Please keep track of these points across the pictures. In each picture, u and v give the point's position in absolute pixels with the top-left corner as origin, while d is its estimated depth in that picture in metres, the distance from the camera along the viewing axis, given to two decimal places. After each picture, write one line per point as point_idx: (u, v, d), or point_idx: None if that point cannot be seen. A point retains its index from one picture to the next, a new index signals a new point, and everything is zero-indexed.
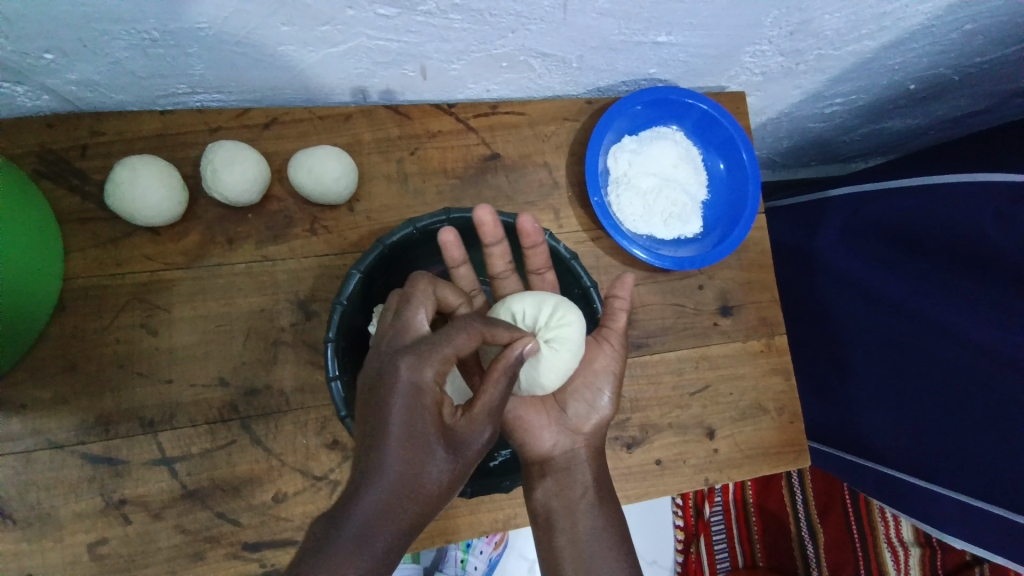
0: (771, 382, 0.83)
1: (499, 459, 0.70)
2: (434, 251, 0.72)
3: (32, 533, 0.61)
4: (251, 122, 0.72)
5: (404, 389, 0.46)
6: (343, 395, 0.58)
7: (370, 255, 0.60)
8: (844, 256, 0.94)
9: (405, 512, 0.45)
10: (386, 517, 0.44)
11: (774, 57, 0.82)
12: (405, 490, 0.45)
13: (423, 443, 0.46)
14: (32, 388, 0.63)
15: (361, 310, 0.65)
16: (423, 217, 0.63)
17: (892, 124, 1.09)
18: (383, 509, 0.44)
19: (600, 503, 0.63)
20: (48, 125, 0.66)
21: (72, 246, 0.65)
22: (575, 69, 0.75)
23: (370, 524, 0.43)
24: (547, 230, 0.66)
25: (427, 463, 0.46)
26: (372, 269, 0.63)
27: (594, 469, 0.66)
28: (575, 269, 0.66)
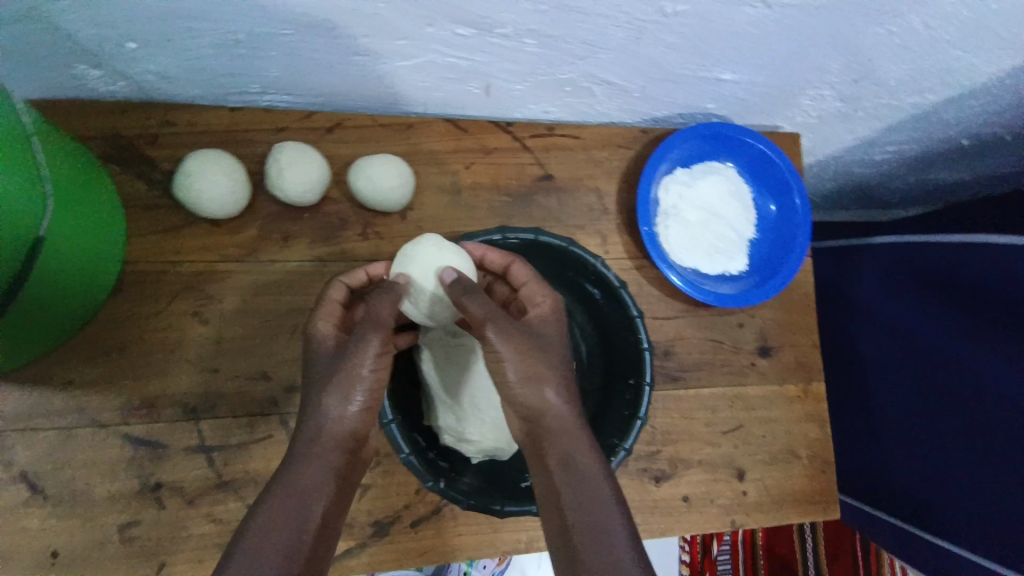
0: (805, 428, 0.81)
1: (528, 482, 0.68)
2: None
3: (65, 509, 0.62)
4: (315, 124, 0.73)
5: (313, 428, 0.53)
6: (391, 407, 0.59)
7: None
8: (884, 305, 0.93)
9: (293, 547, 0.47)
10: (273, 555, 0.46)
11: (832, 101, 0.82)
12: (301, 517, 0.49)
13: (313, 475, 0.51)
14: (84, 365, 0.64)
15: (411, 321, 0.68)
16: (480, 233, 0.65)
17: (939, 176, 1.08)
18: (275, 545, 0.47)
19: (582, 488, 0.51)
20: (121, 112, 0.68)
21: (134, 230, 0.67)
22: (635, 98, 0.76)
23: (262, 558, 0.46)
24: (598, 256, 0.67)
25: (316, 492, 0.51)
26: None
27: (565, 452, 0.53)
28: (623, 299, 0.66)
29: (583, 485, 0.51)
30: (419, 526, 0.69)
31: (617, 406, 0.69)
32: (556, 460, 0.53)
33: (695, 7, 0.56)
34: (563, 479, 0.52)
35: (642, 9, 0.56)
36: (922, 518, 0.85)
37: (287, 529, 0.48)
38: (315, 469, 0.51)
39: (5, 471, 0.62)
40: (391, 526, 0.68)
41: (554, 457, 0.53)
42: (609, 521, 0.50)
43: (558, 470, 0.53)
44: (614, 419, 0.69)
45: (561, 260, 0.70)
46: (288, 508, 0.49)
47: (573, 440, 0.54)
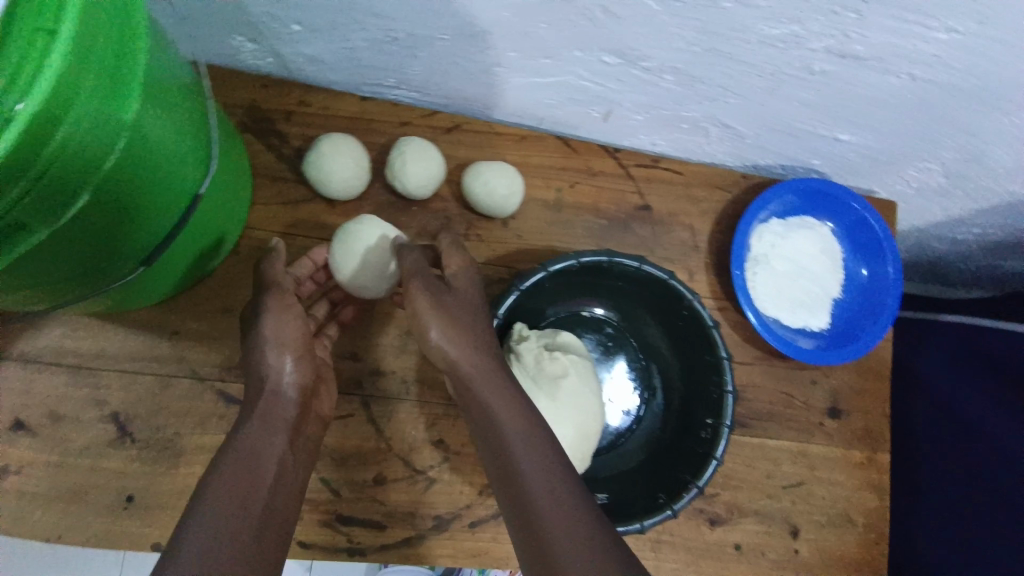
0: (864, 497, 0.80)
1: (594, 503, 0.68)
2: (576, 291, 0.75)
3: (151, 453, 0.64)
4: (436, 123, 0.76)
5: (264, 406, 0.56)
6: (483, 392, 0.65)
7: (532, 277, 0.65)
8: (953, 385, 0.90)
9: (246, 504, 0.48)
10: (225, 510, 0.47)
11: (935, 176, 0.82)
12: (248, 480, 0.50)
13: (267, 453, 0.53)
14: (193, 319, 0.67)
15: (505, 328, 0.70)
16: (588, 253, 0.66)
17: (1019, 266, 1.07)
18: (227, 504, 0.47)
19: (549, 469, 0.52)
20: (263, 86, 0.72)
21: (257, 198, 0.70)
22: (746, 144, 0.77)
23: (214, 510, 0.46)
24: (697, 293, 0.67)
25: (269, 453, 0.53)
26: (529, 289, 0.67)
27: (525, 438, 0.55)
28: (712, 338, 0.67)
29: (529, 474, 0.52)
30: (478, 528, 0.70)
31: (690, 444, 0.69)
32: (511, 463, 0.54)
33: (843, 70, 0.58)
34: (526, 460, 0.53)
35: (791, 64, 0.57)
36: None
37: (236, 489, 0.49)
38: (267, 442, 0.54)
39: (102, 408, 0.64)
40: (451, 522, 0.69)
41: (514, 442, 0.55)
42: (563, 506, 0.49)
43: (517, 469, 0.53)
44: (685, 455, 0.69)
45: (659, 293, 0.71)
46: (237, 470, 0.50)
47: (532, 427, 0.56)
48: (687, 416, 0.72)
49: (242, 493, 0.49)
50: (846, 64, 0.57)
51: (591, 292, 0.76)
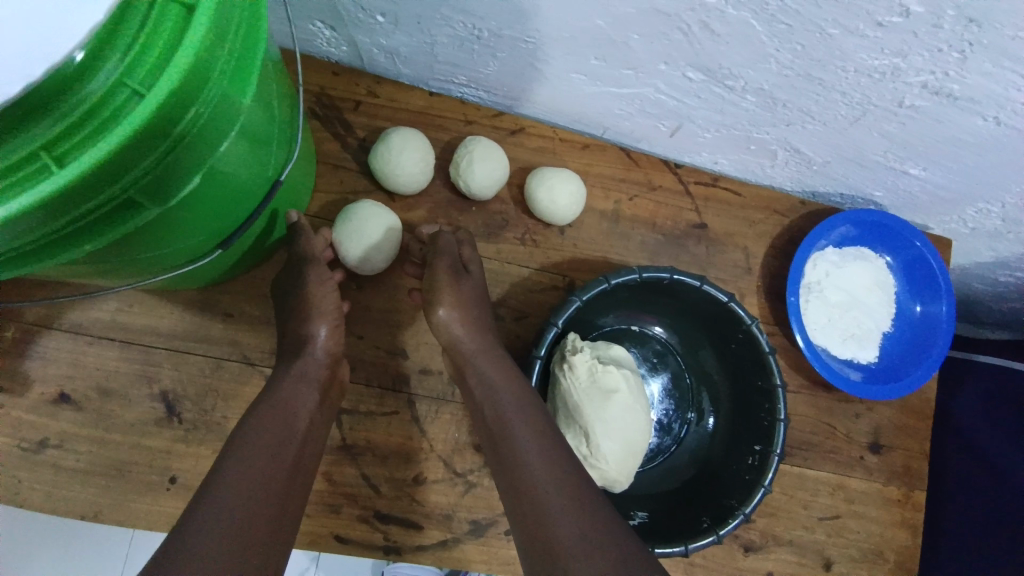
0: (898, 534, 0.80)
1: (634, 520, 0.68)
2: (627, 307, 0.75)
3: (195, 435, 0.64)
4: (502, 125, 0.75)
5: (300, 371, 0.57)
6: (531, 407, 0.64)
7: (594, 287, 0.64)
8: (989, 430, 0.89)
9: (272, 465, 0.49)
10: (252, 464, 0.47)
11: (994, 218, 0.82)
12: (277, 442, 0.51)
13: (297, 418, 0.54)
14: (246, 302, 0.66)
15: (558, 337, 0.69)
16: (651, 268, 0.66)
17: None
18: (256, 460, 0.48)
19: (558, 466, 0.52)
20: (334, 74, 0.72)
21: (320, 186, 0.69)
22: (810, 170, 0.77)
23: (239, 464, 0.47)
24: (757, 318, 0.67)
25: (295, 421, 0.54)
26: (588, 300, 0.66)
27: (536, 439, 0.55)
28: (768, 364, 0.66)
29: (537, 474, 0.52)
30: None
31: (736, 470, 0.69)
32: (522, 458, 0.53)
33: (932, 106, 0.58)
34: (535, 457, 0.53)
35: (884, 95, 0.57)
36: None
37: (265, 447, 0.49)
38: (299, 405, 0.55)
39: (150, 386, 0.64)
40: (488, 527, 0.68)
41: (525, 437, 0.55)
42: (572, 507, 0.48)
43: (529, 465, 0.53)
44: (731, 480, 0.68)
45: (715, 315, 0.70)
46: (267, 429, 0.51)
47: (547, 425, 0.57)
48: (734, 441, 0.71)
49: (270, 452, 0.49)
50: (937, 101, 0.57)
51: (642, 308, 0.75)
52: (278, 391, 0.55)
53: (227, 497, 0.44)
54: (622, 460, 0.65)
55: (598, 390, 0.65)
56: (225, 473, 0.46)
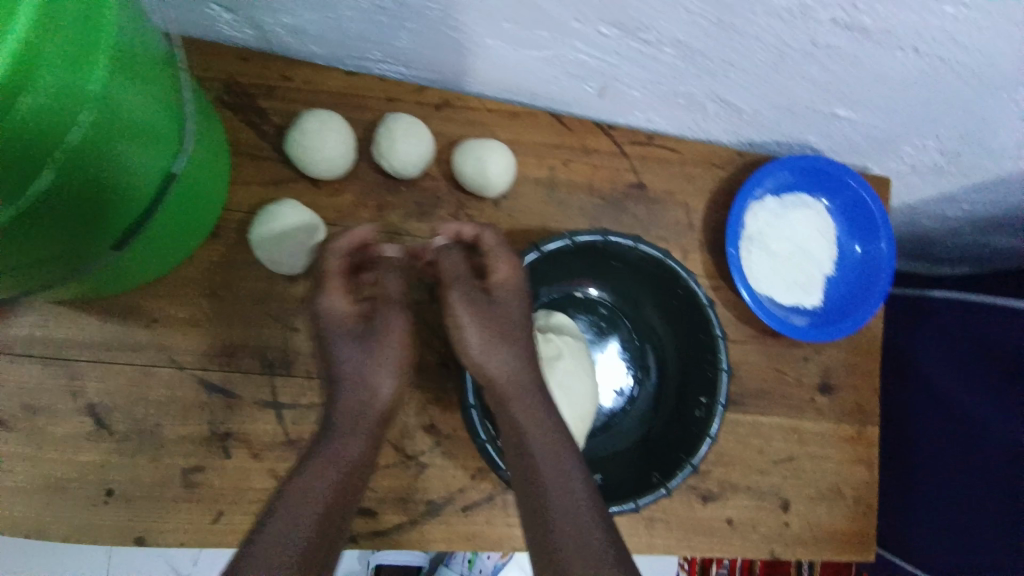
0: (854, 471, 0.81)
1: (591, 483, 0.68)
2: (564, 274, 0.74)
3: (131, 445, 0.63)
4: (426, 100, 0.72)
5: (340, 421, 0.61)
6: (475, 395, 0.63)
7: (527, 257, 0.64)
8: (941, 363, 0.90)
9: (326, 522, 0.55)
10: (305, 525, 0.54)
11: (932, 153, 0.81)
12: (330, 498, 0.56)
13: (354, 448, 0.61)
14: (171, 306, 0.65)
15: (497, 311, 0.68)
16: (583, 232, 0.65)
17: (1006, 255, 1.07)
18: (311, 494, 0.55)
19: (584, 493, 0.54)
20: (242, 59, 0.69)
21: (238, 178, 0.67)
22: (744, 120, 0.76)
23: (297, 526, 0.53)
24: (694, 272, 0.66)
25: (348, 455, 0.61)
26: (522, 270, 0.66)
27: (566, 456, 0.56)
28: (707, 317, 0.66)
29: (553, 490, 0.54)
30: (471, 511, 0.70)
31: (683, 423, 0.70)
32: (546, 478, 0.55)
33: (847, 43, 0.57)
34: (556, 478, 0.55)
35: (796, 36, 0.56)
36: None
37: (314, 503, 0.55)
38: (347, 456, 0.60)
39: (77, 399, 0.62)
40: (445, 506, 0.70)
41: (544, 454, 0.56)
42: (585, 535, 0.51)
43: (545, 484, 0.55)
44: (680, 434, 0.69)
45: (654, 273, 0.70)
46: (302, 489, 0.56)
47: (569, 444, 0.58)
48: (681, 395, 0.72)
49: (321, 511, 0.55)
50: (852, 38, 0.56)
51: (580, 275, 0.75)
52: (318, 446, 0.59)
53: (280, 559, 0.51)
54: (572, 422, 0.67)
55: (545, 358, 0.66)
56: (280, 531, 0.52)
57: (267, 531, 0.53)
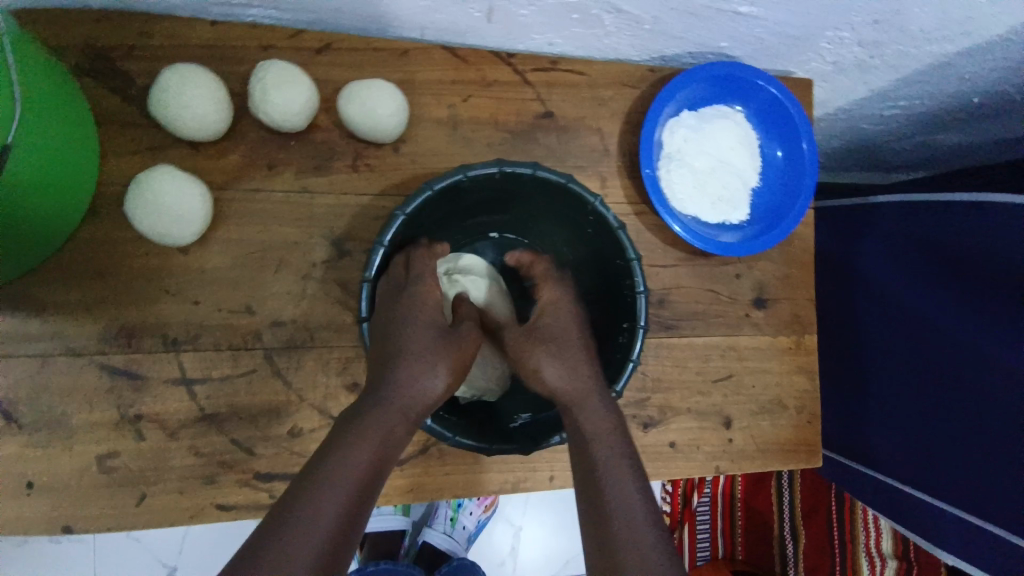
0: (795, 380, 0.81)
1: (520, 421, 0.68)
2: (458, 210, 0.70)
3: (41, 437, 0.62)
4: (304, 45, 0.68)
5: (390, 397, 0.53)
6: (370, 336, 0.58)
7: (415, 200, 0.58)
8: (883, 268, 0.88)
9: (361, 489, 0.47)
10: (344, 494, 0.45)
11: (851, 46, 0.76)
12: (372, 467, 0.49)
13: (391, 415, 0.52)
14: (59, 292, 0.62)
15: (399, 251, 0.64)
16: (475, 165, 0.60)
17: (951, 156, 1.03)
18: (355, 469, 0.47)
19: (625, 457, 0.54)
20: (97, 22, 0.64)
21: (108, 149, 0.64)
22: (645, 31, 0.71)
23: (326, 493, 0.45)
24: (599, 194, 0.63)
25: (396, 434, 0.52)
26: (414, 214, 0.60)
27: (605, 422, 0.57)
28: (620, 241, 0.63)
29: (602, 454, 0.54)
30: (406, 464, 0.70)
31: (614, 350, 0.68)
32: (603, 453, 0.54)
33: None
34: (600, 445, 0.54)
35: None
36: (893, 473, 0.86)
37: (354, 471, 0.47)
38: (394, 428, 0.52)
39: None
40: None
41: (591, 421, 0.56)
42: (630, 504, 0.50)
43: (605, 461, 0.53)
44: (611, 361, 0.68)
45: (559, 198, 0.66)
46: (366, 453, 0.49)
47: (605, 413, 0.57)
48: (610, 323, 0.71)
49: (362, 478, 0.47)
50: None
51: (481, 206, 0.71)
52: (367, 421, 0.51)
53: (315, 532, 0.43)
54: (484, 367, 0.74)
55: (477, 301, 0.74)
56: (318, 503, 0.44)
57: (298, 500, 0.44)
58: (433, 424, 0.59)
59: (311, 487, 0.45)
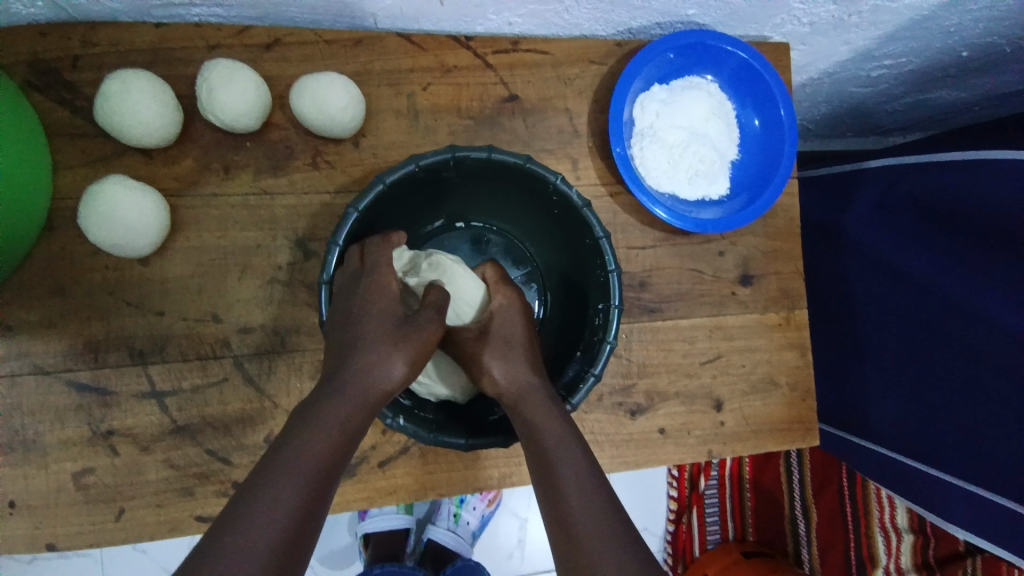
0: (786, 357, 0.79)
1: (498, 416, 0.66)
2: (423, 198, 0.68)
3: (15, 458, 0.61)
4: (252, 41, 0.66)
5: (350, 382, 0.51)
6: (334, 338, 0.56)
7: (368, 196, 0.57)
8: (875, 234, 0.85)
9: (324, 468, 0.46)
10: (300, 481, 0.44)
11: (825, 4, 0.71)
12: (332, 452, 0.47)
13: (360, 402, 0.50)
14: (22, 311, 0.61)
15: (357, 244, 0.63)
16: (427, 154, 0.58)
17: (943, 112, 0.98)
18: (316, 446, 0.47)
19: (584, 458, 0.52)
20: (40, 33, 0.62)
21: (60, 163, 0.62)
22: (606, 3, 0.67)
23: (283, 482, 0.44)
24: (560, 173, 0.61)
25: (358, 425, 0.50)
26: (370, 208, 0.59)
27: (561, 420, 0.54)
28: (587, 219, 0.61)
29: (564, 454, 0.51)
30: (387, 466, 0.68)
31: (588, 333, 0.66)
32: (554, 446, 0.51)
33: None
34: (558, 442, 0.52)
35: None
36: (894, 447, 0.83)
37: (311, 457, 0.46)
38: (353, 413, 0.50)
39: None
40: (359, 465, 0.68)
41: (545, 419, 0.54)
42: (586, 492, 0.49)
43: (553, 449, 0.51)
44: (586, 345, 0.65)
45: (518, 180, 0.64)
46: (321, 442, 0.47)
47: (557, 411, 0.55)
48: (585, 305, 0.68)
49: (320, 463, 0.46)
50: None
51: (439, 194, 0.69)
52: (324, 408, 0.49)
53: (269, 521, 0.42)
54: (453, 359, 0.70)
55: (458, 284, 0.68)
56: (274, 492, 0.43)
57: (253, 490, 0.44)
58: (404, 423, 0.57)
59: (264, 477, 0.44)
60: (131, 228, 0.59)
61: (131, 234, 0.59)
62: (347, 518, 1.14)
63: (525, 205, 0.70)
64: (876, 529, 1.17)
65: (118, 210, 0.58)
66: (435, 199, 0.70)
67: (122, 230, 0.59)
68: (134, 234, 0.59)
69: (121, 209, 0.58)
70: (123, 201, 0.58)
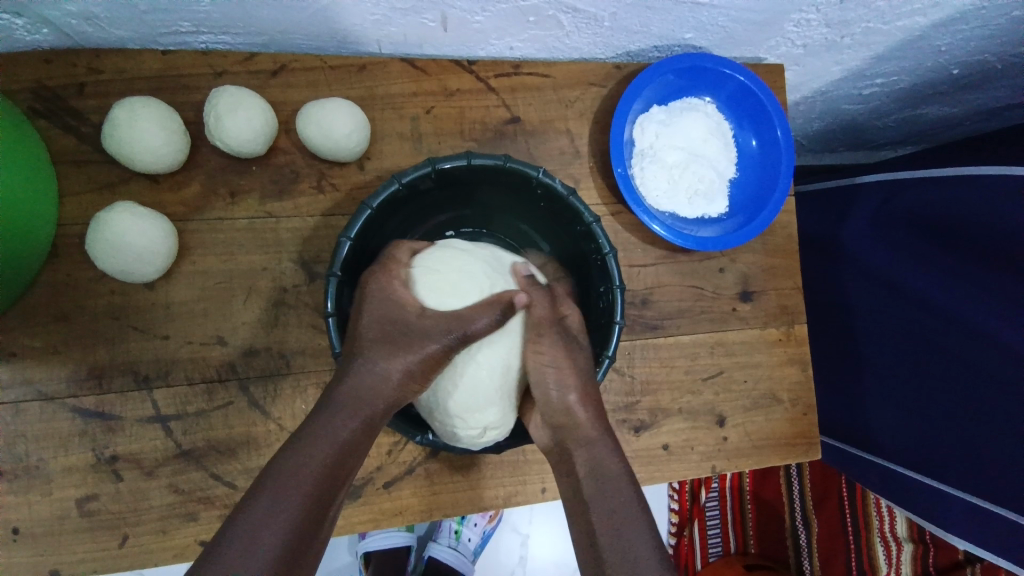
0: (787, 372, 0.79)
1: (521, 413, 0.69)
2: (427, 206, 0.69)
3: (19, 485, 0.61)
4: (258, 68, 0.67)
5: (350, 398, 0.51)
6: (339, 333, 0.56)
7: (358, 221, 0.57)
8: (871, 246, 0.86)
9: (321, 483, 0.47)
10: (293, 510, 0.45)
11: (818, 27, 0.73)
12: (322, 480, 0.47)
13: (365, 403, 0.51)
14: (25, 337, 0.61)
15: (360, 258, 0.62)
16: (408, 172, 0.59)
17: (934, 126, 1.00)
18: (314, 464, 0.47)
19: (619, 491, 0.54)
20: (45, 61, 0.62)
21: (66, 190, 0.63)
22: (605, 28, 0.69)
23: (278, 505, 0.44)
24: (572, 188, 0.62)
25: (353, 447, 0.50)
26: (361, 234, 0.59)
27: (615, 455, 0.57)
28: (575, 208, 0.62)
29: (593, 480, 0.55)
30: (393, 488, 0.68)
31: (595, 317, 0.67)
32: (589, 467, 0.56)
33: None
34: (591, 476, 0.55)
35: None
36: (894, 459, 0.84)
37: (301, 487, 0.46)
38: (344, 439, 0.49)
39: None
40: (364, 488, 0.68)
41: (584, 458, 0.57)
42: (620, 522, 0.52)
43: (585, 476, 0.56)
44: (595, 330, 0.67)
45: (523, 186, 0.65)
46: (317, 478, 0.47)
47: (603, 441, 0.57)
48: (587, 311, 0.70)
49: (316, 489, 0.46)
50: None
51: (436, 206, 0.70)
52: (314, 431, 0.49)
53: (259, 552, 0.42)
54: (491, 380, 0.60)
55: (443, 273, 0.60)
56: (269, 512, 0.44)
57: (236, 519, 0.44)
58: (434, 438, 0.59)
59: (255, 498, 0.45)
60: (138, 254, 0.59)
61: (138, 259, 0.59)
62: (345, 538, 1.12)
63: (523, 209, 0.71)
64: (876, 539, 1.16)
65: (124, 239, 0.58)
66: (437, 211, 0.71)
67: (131, 259, 0.59)
68: (140, 259, 0.59)
69: (126, 236, 0.58)
70: (129, 228, 0.59)
